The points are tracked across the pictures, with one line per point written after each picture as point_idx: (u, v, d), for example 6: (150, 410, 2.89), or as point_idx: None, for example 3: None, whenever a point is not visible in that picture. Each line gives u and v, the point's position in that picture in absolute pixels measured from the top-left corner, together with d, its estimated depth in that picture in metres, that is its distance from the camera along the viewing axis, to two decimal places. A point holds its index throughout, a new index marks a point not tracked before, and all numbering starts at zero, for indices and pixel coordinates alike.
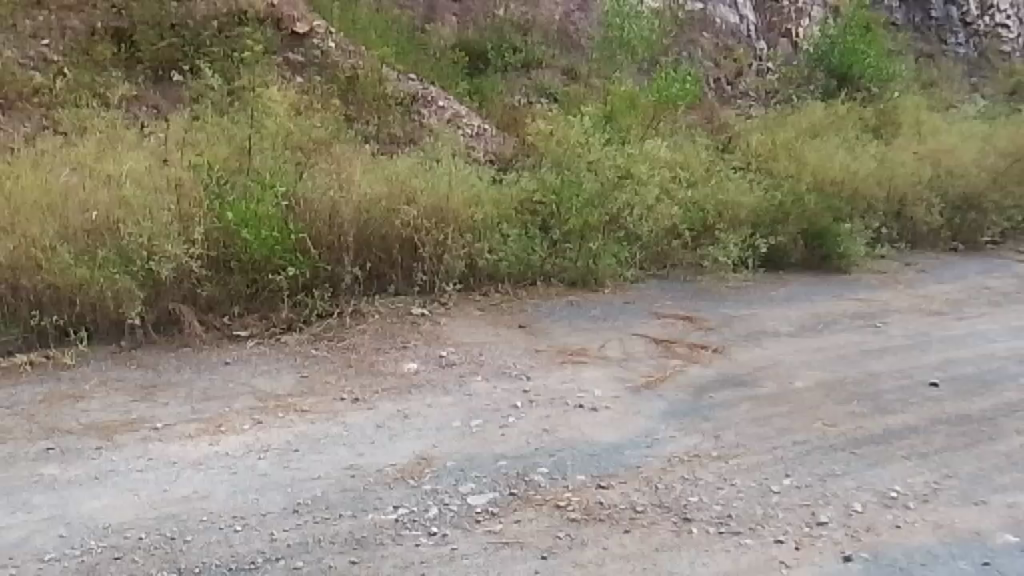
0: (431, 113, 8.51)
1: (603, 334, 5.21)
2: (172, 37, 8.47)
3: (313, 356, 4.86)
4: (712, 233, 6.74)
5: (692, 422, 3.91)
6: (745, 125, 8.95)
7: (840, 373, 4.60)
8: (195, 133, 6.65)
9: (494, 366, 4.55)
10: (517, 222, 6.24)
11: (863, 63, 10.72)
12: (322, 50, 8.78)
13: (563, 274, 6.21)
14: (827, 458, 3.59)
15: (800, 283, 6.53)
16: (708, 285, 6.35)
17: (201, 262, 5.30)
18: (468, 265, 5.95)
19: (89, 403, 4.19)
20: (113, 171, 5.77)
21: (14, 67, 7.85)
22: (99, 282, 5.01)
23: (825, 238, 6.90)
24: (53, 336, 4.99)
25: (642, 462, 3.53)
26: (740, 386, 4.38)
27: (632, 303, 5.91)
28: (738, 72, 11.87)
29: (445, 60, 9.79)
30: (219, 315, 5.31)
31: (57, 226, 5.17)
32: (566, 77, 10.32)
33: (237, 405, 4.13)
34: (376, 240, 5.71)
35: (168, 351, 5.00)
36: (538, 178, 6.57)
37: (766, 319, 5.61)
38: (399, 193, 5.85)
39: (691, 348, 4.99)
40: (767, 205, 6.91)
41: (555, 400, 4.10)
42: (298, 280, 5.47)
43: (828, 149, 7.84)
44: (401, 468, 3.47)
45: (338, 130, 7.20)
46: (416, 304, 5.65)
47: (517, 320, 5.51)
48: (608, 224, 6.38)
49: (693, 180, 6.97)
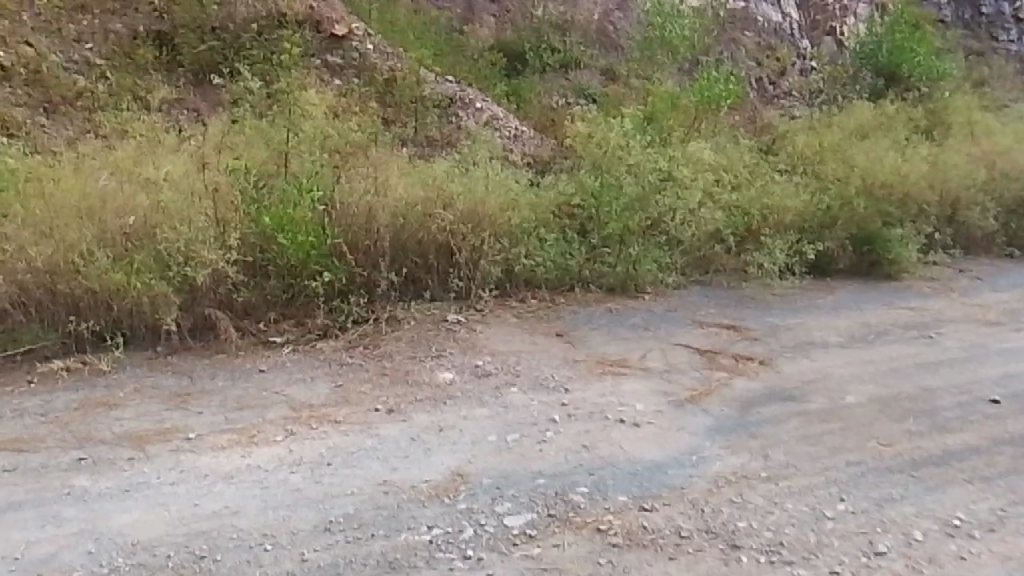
0: (468, 115, 8.42)
1: (644, 344, 5.05)
2: (212, 40, 8.49)
3: (347, 364, 4.78)
4: (757, 239, 6.53)
5: (739, 439, 3.75)
6: (790, 126, 8.71)
7: (893, 388, 4.39)
8: (233, 136, 6.63)
9: (532, 376, 4.42)
10: (555, 227, 6.11)
11: (912, 61, 10.44)
12: (360, 52, 8.74)
13: (602, 280, 6.04)
14: (883, 481, 3.41)
15: (848, 291, 6.31)
16: (752, 292, 6.15)
17: (237, 268, 5.26)
18: (505, 270, 5.83)
19: (123, 411, 4.16)
20: (151, 175, 5.75)
21: (58, 71, 7.91)
22: (135, 287, 4.98)
23: (875, 243, 6.65)
24: (90, 342, 4.98)
25: (687, 483, 3.38)
26: (788, 400, 4.20)
27: (674, 311, 5.74)
28: (781, 71, 11.62)
29: (483, 61, 9.70)
30: (255, 321, 5.27)
31: (95, 231, 5.15)
32: (605, 78, 10.18)
33: (271, 415, 4.06)
34: (412, 245, 5.64)
35: (203, 358, 4.96)
36: (576, 181, 6.43)
37: (814, 329, 5.41)
38: (435, 197, 5.74)
39: (736, 359, 4.82)
40: (814, 209, 6.69)
41: (594, 414, 3.96)
42: (333, 286, 5.41)
43: (877, 150, 7.59)
44: (435, 485, 3.36)
45: (375, 133, 7.13)
46: (452, 311, 5.55)
47: (555, 328, 5.37)
48: (649, 228, 6.22)
49: (736, 184, 6.77)
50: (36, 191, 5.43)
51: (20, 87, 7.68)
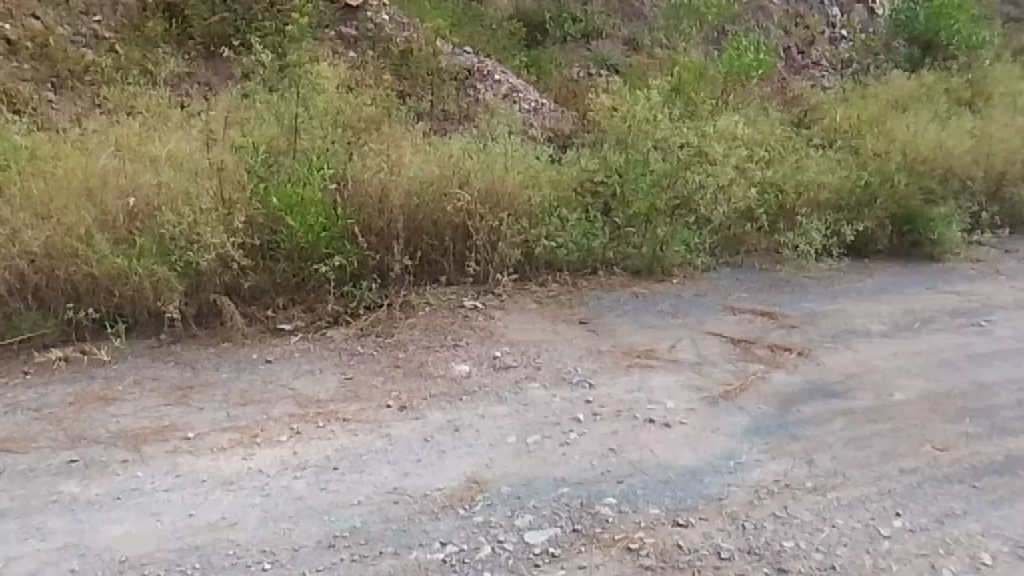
0: (486, 88, 8.09)
1: (673, 333, 4.75)
2: (224, 11, 8.19)
3: (358, 355, 4.52)
4: (793, 218, 6.16)
5: (780, 443, 3.46)
6: (824, 97, 8.29)
7: (945, 384, 4.07)
8: (243, 111, 6.37)
9: (554, 370, 4.13)
10: (577, 205, 5.78)
11: (951, 29, 9.80)
12: (376, 22, 8.42)
13: (627, 262, 5.73)
14: (942, 493, 3.12)
15: (889, 273, 5.95)
16: (787, 276, 5.81)
17: (243, 252, 5.00)
18: (525, 253, 5.53)
19: (120, 406, 3.93)
20: (156, 153, 5.52)
21: (65, 44, 7.65)
22: (137, 273, 4.73)
23: (917, 222, 6.27)
24: (90, 330, 4.75)
25: (724, 493, 3.10)
26: (831, 397, 3.90)
27: (704, 296, 5.43)
28: (811, 40, 11.17)
29: (502, 32, 9.32)
30: (263, 307, 5.02)
31: (95, 213, 4.91)
32: (627, 48, 9.82)
33: (276, 411, 3.81)
34: (428, 227, 5.35)
35: (208, 347, 4.71)
36: (600, 156, 6.08)
37: (854, 316, 5.08)
38: (451, 175, 5.45)
39: (773, 350, 4.50)
40: (852, 186, 6.31)
41: (621, 414, 3.67)
42: (345, 270, 5.13)
43: (918, 123, 7.18)
44: (450, 493, 3.10)
45: (389, 107, 6.82)
46: (468, 296, 5.28)
47: (577, 315, 5.08)
48: (677, 207, 5.88)
49: (771, 159, 6.39)
50: (36, 170, 5.19)
51: (27, 61, 7.42)
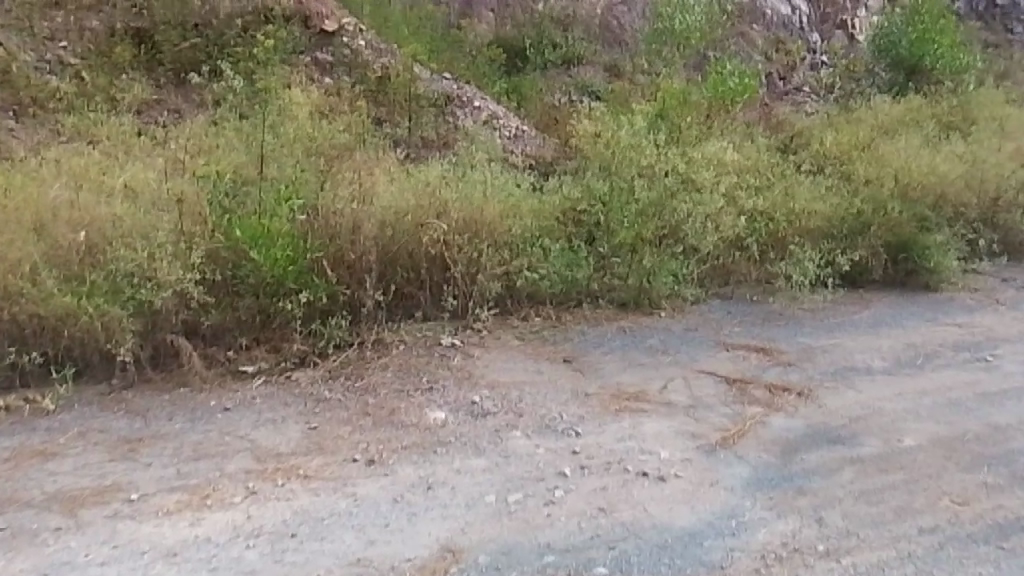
0: (466, 115, 7.83)
1: (664, 372, 4.44)
2: (195, 37, 7.90)
3: (324, 401, 4.17)
4: (784, 247, 5.88)
5: (786, 498, 3.17)
6: (809, 123, 8.09)
7: (957, 427, 3.80)
8: (210, 139, 6.05)
9: (537, 417, 3.81)
10: (560, 235, 5.50)
11: (934, 53, 9.78)
12: (352, 48, 8.13)
13: (613, 294, 5.44)
14: (967, 556, 2.86)
15: (886, 304, 5.71)
16: (781, 307, 5.54)
17: (203, 289, 4.66)
18: (506, 286, 5.23)
19: (60, 462, 3.59)
20: (114, 184, 5.18)
21: (28, 71, 7.33)
22: (87, 312, 4.38)
23: (912, 250, 6.03)
24: (36, 375, 4.39)
25: (728, 560, 2.81)
26: (836, 444, 3.61)
27: (695, 331, 5.14)
28: (792, 66, 11.01)
29: (482, 57, 9.09)
30: (224, 348, 4.67)
31: (43, 248, 4.55)
32: (609, 74, 9.60)
33: (230, 467, 3.47)
34: (402, 259, 5.03)
35: (163, 393, 4.36)
36: (583, 184, 5.81)
37: (854, 351, 4.81)
38: (427, 205, 5.14)
39: (770, 390, 4.20)
40: (844, 213, 6.05)
41: (611, 466, 3.36)
42: (314, 306, 4.79)
43: (909, 147, 6.97)
44: (419, 565, 2.81)
45: (363, 135, 6.52)
46: (445, 333, 4.96)
47: (562, 353, 4.77)
48: (665, 237, 5.60)
49: (761, 185, 6.14)
50: None
51: None
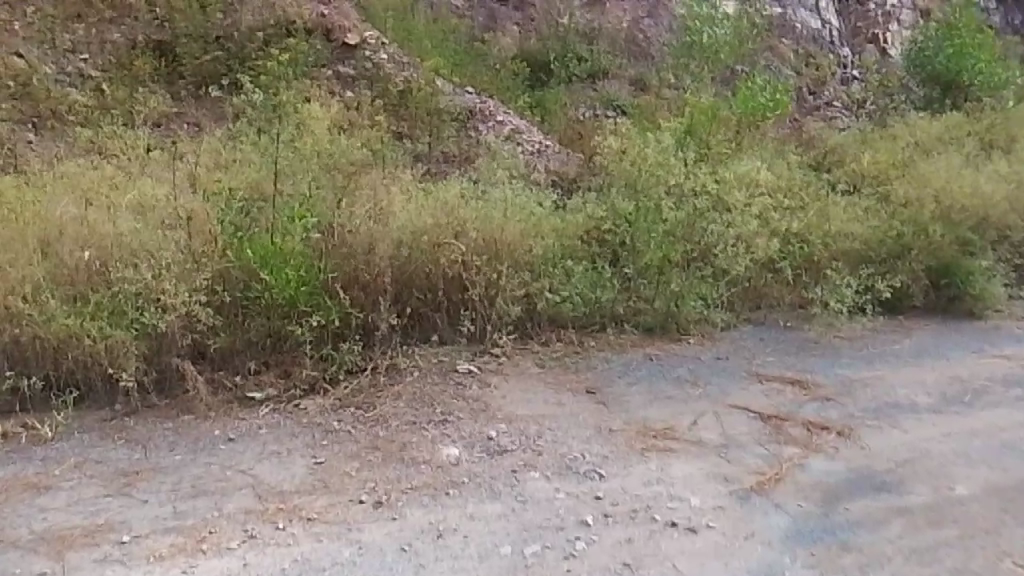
0: (488, 129, 7.63)
1: (693, 407, 4.17)
2: (217, 50, 7.76)
3: (334, 432, 3.96)
4: (819, 272, 5.61)
5: (828, 555, 2.96)
6: (843, 139, 7.81)
7: (1012, 475, 3.55)
8: (226, 153, 5.88)
9: (557, 456, 3.58)
10: (584, 255, 5.26)
11: (972, 69, 9.34)
12: (374, 61, 7.97)
13: (639, 319, 5.18)
14: None
15: (928, 333, 5.42)
16: (817, 336, 5.26)
17: (211, 310, 4.46)
18: (526, 308, 5.00)
19: (52, 496, 3.40)
20: (124, 200, 5.01)
21: (48, 84, 7.23)
22: (90, 335, 4.19)
23: (954, 275, 5.73)
24: (37, 400, 4.21)
25: None
26: (881, 492, 3.37)
27: (726, 360, 4.88)
28: (822, 80, 10.66)
29: (505, 71, 8.88)
30: (232, 372, 4.46)
31: (48, 268, 4.39)
32: (634, 88, 9.38)
33: (229, 506, 3.26)
34: (419, 280, 4.81)
35: (166, 420, 4.16)
36: (608, 202, 5.57)
37: (896, 385, 4.52)
38: (446, 224, 4.93)
39: (808, 429, 3.93)
40: (882, 235, 5.76)
41: (638, 514, 3.15)
42: (325, 330, 4.55)
43: (950, 166, 6.66)
44: None
45: (382, 150, 6.33)
46: (462, 359, 4.73)
47: (585, 383, 4.52)
48: (694, 259, 5.35)
49: (796, 206, 5.87)
50: None
51: (6, 100, 6.99)
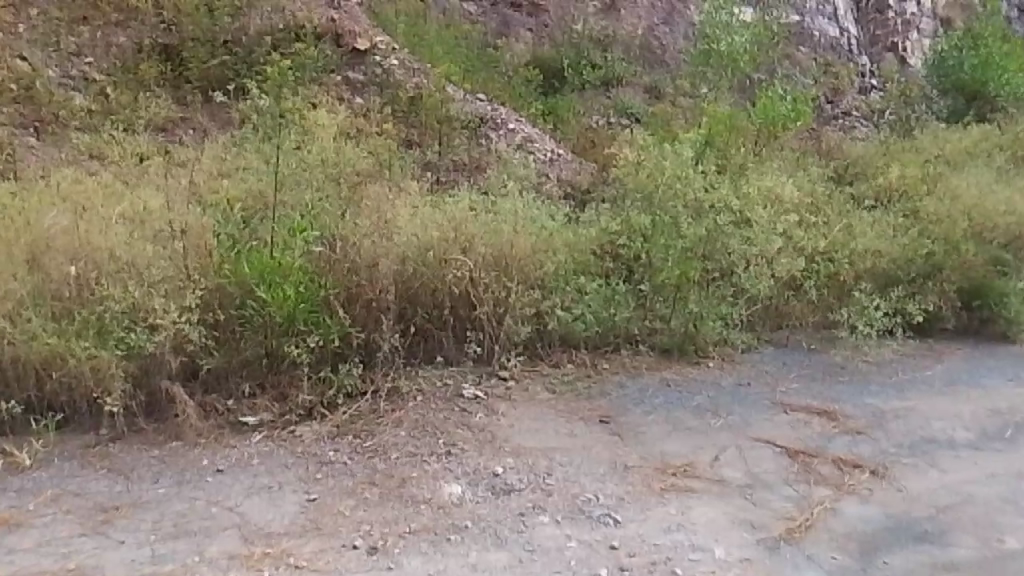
0: (499, 137, 7.38)
1: (715, 440, 3.89)
2: (224, 54, 7.55)
3: (329, 464, 3.70)
4: (845, 292, 5.31)
5: None
6: (865, 151, 7.51)
7: None
8: (227, 160, 5.63)
9: (568, 496, 3.34)
10: (597, 272, 4.99)
11: (998, 79, 9.07)
12: (385, 67, 7.72)
13: (653, 339, 4.92)
14: None
15: (962, 357, 5.14)
16: (843, 360, 4.98)
17: (202, 329, 4.19)
18: (536, 328, 4.73)
19: (24, 535, 3.19)
20: (116, 211, 4.75)
21: (51, 88, 7.02)
22: (75, 356, 3.94)
23: (987, 297, 5.44)
24: (18, 424, 3.96)
25: None
26: (923, 543, 3.15)
27: (748, 386, 4.59)
28: (839, 89, 10.32)
29: (518, 77, 8.62)
30: (224, 395, 4.20)
31: (33, 283, 4.13)
32: (648, 97, 9.12)
33: (212, 551, 3.06)
34: (423, 297, 4.55)
35: (153, 448, 3.89)
36: (622, 215, 5.26)
37: (931, 417, 4.23)
38: (452, 239, 4.67)
39: (839, 467, 3.67)
40: (911, 254, 5.45)
41: (657, 567, 2.93)
42: (323, 350, 4.28)
43: (981, 180, 6.33)
44: None
45: (388, 158, 6.07)
46: (468, 382, 4.46)
47: (599, 411, 4.24)
48: (714, 277, 5.04)
49: (821, 223, 5.56)
50: None
51: (8, 103, 6.78)
